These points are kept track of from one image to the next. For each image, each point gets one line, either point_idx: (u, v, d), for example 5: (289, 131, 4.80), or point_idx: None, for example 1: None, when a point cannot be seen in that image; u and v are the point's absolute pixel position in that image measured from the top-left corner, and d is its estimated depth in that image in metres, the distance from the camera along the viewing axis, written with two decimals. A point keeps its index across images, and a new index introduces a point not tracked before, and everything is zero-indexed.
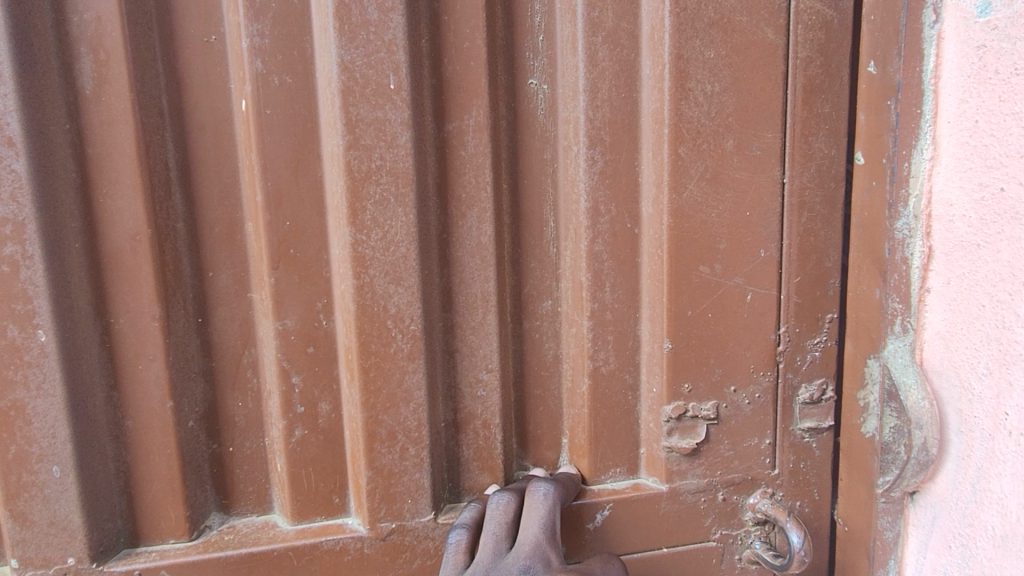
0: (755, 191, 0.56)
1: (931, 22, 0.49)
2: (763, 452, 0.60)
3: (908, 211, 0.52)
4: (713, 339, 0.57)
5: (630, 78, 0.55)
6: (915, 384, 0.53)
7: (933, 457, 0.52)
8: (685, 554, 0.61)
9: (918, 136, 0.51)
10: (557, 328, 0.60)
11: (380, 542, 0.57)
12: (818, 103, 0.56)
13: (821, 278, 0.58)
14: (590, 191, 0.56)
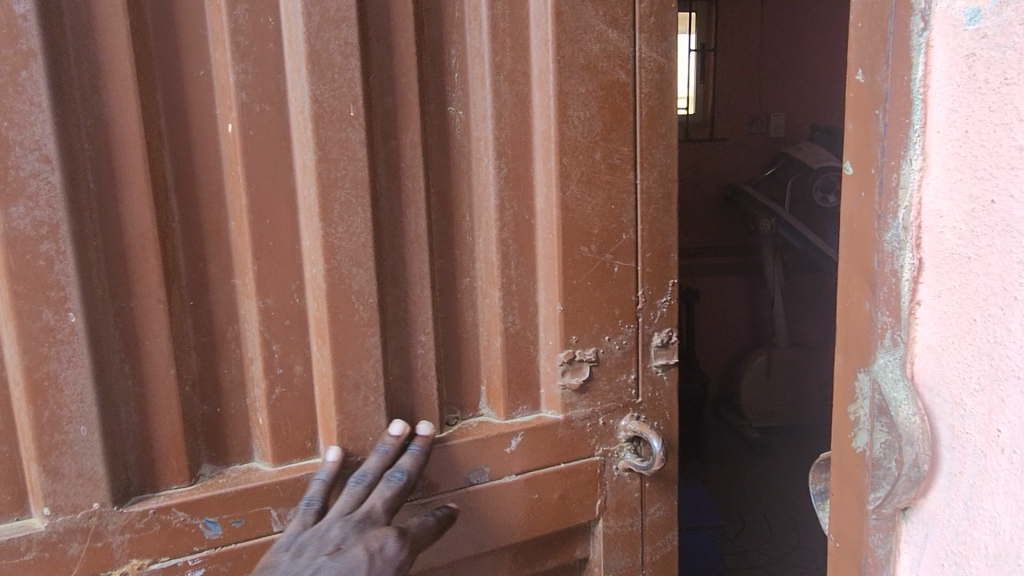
0: (616, 189, 0.96)
1: (919, 30, 0.48)
2: (629, 385, 1.03)
3: (898, 223, 0.50)
4: (594, 284, 0.97)
5: (523, 108, 0.93)
6: (906, 401, 0.51)
7: (925, 473, 0.51)
8: (578, 467, 1.00)
9: (907, 146, 0.49)
10: (474, 295, 0.96)
11: (347, 473, 0.88)
12: (656, 127, 0.98)
13: (664, 253, 1.01)
14: (497, 193, 0.92)
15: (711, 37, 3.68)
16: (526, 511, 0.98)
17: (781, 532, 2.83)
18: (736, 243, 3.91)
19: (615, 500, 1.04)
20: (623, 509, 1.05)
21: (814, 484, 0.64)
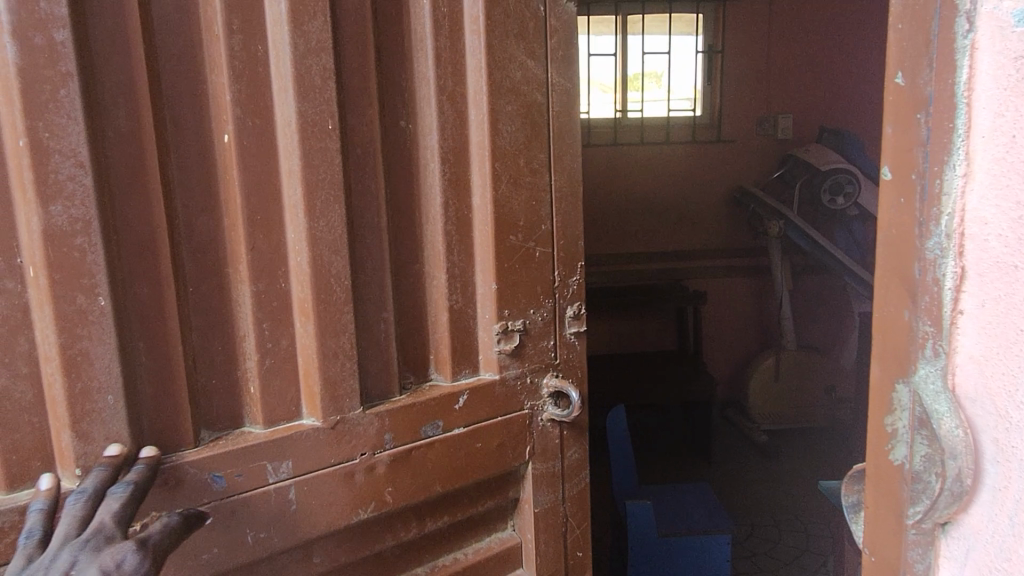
0: (536, 185, 1.01)
1: (964, 32, 0.46)
2: (549, 350, 1.06)
3: (941, 230, 0.49)
4: (520, 270, 1.01)
5: (462, 120, 0.95)
6: (948, 413, 0.49)
7: (967, 487, 0.49)
8: (511, 420, 1.02)
9: (950, 152, 0.48)
10: (424, 285, 0.97)
11: (330, 430, 0.87)
12: (563, 132, 1.03)
13: (573, 240, 1.07)
14: (443, 196, 0.95)
15: (718, 39, 3.67)
16: (469, 459, 0.99)
17: (789, 535, 2.80)
18: (743, 246, 3.88)
19: (545, 449, 1.07)
20: (553, 456, 1.08)
21: (846, 496, 0.62)
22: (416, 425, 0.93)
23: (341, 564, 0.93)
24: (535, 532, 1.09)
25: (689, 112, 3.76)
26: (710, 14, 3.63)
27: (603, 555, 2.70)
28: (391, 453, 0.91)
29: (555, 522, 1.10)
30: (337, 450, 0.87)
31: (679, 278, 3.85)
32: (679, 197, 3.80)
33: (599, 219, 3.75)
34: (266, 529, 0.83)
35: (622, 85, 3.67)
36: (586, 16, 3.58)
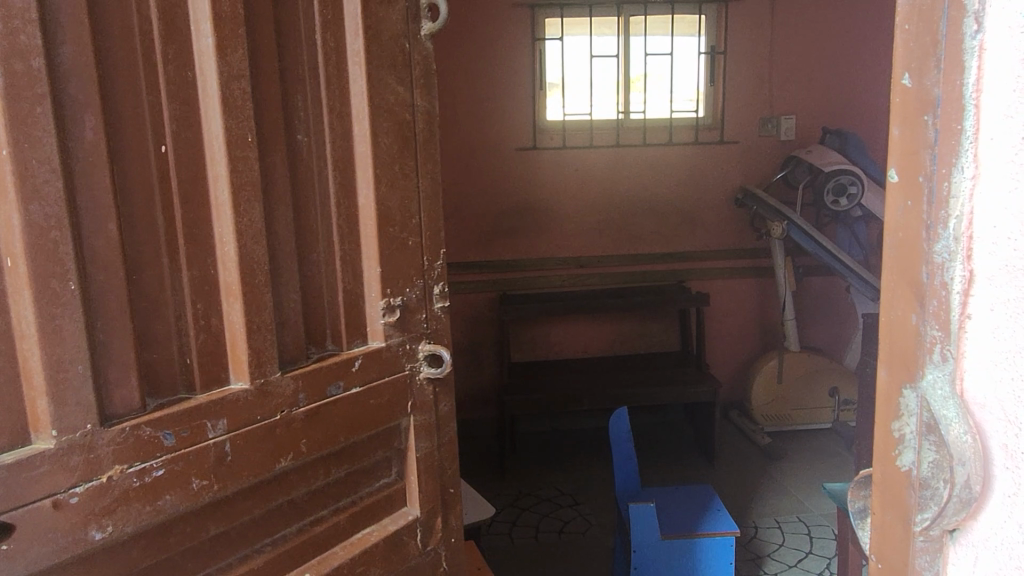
0: (409, 181, 1.03)
1: (972, 33, 0.46)
2: (423, 321, 1.08)
3: (948, 234, 0.48)
4: (397, 259, 1.03)
5: (349, 130, 0.97)
6: (957, 418, 0.49)
7: (977, 494, 0.48)
8: (396, 379, 1.04)
9: (958, 154, 0.47)
10: (324, 276, 0.97)
11: (255, 389, 0.86)
12: (427, 134, 1.06)
13: (437, 227, 1.10)
14: (335, 197, 0.96)
15: (720, 41, 3.66)
16: (366, 413, 1.00)
17: (793, 538, 2.78)
18: (746, 247, 3.87)
19: (429, 406, 1.10)
20: (436, 410, 1.11)
21: (853, 502, 0.62)
22: (324, 382, 0.94)
23: (263, 523, 0.91)
24: (419, 479, 1.10)
25: (692, 114, 3.75)
26: (712, 15, 3.63)
27: (605, 558, 2.69)
28: (307, 407, 0.92)
29: (435, 469, 1.13)
30: (264, 408, 0.87)
31: (682, 278, 3.86)
32: (682, 199, 3.79)
33: (601, 220, 3.75)
34: (209, 479, 0.82)
35: (624, 87, 3.66)
36: (588, 17, 3.57)
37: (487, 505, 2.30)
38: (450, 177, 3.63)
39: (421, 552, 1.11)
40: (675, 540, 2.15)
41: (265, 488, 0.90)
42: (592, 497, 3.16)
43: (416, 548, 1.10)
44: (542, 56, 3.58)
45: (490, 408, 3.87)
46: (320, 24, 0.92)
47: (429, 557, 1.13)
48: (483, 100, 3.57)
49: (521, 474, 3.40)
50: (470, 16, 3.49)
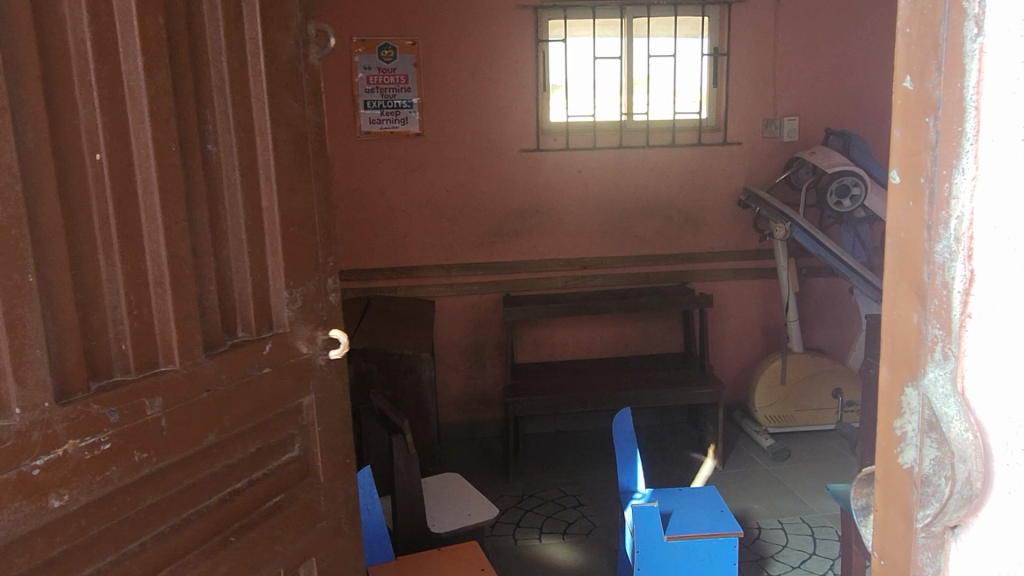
0: (305, 184, 1.09)
1: (972, 36, 0.46)
2: (324, 311, 1.13)
3: (949, 234, 0.49)
4: (298, 255, 1.08)
5: (255, 138, 1.01)
6: (957, 416, 0.49)
7: (978, 491, 0.49)
8: (302, 360, 1.08)
9: (959, 155, 0.48)
10: (235, 273, 1.01)
11: (187, 369, 0.90)
12: (321, 141, 1.13)
13: (331, 227, 1.16)
14: (244, 198, 1.00)
15: (723, 43, 3.67)
16: (276, 391, 1.03)
17: (797, 539, 2.79)
18: (750, 248, 3.87)
19: (330, 384, 1.14)
20: (336, 386, 1.16)
21: (856, 499, 0.62)
22: (241, 361, 0.98)
23: (193, 497, 0.93)
24: (321, 448, 1.14)
25: (696, 115, 3.75)
26: (715, 16, 3.63)
27: (609, 559, 2.70)
28: (229, 384, 0.95)
29: (337, 438, 1.18)
30: (193, 386, 0.90)
31: (684, 280, 3.86)
32: (686, 200, 3.79)
33: (605, 221, 3.76)
34: (148, 453, 0.84)
35: (627, 87, 3.67)
36: (591, 19, 3.58)
37: (491, 506, 2.32)
38: (454, 179, 3.64)
39: (326, 514, 1.16)
40: (680, 541, 2.15)
41: (194, 462, 0.92)
42: (595, 497, 3.17)
43: (320, 511, 1.15)
44: (545, 58, 3.59)
45: (495, 410, 3.88)
46: (235, 41, 0.97)
47: (333, 520, 1.18)
48: (487, 102, 3.59)
49: (525, 475, 3.41)
50: (473, 19, 3.50)
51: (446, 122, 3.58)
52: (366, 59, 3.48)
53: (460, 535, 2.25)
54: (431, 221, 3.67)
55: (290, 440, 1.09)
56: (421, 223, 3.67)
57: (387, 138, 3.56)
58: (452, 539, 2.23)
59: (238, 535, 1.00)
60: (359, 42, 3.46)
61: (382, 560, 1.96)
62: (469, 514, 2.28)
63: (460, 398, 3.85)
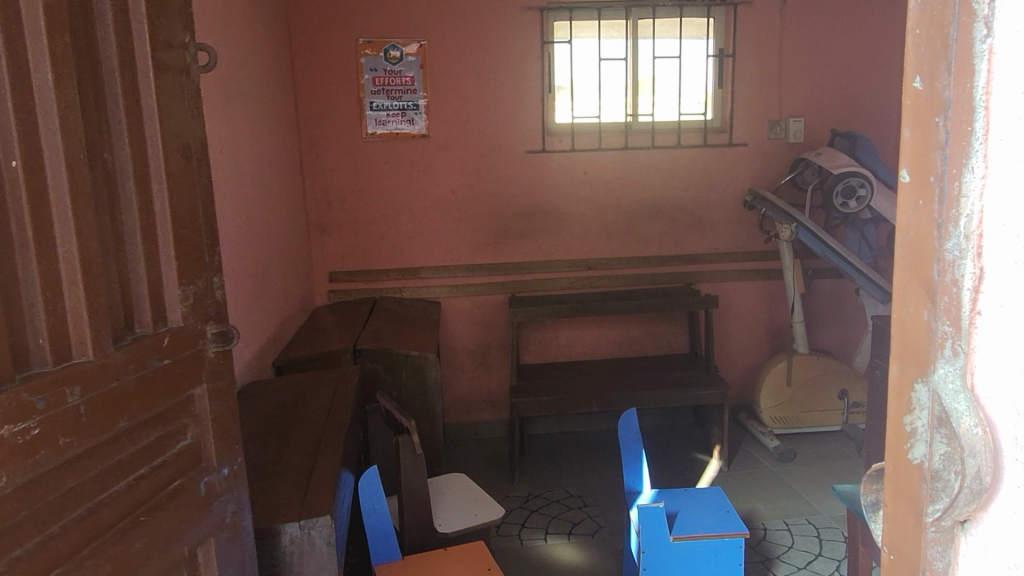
0: (191, 188, 1.11)
1: (982, 37, 0.47)
2: (209, 309, 1.15)
3: (958, 232, 0.50)
4: (188, 257, 1.10)
5: (145, 144, 1.03)
6: (967, 412, 0.50)
7: (987, 486, 0.49)
8: (194, 353, 1.10)
9: (968, 154, 0.49)
10: (134, 274, 1.01)
11: (100, 358, 0.91)
12: (200, 146, 1.14)
13: (213, 229, 1.17)
14: (139, 203, 1.01)
15: (728, 44, 3.67)
16: (173, 380, 1.04)
17: (802, 540, 2.79)
18: (755, 249, 3.87)
19: (219, 375, 1.16)
20: (224, 376, 1.17)
21: (866, 496, 0.63)
22: (143, 354, 0.99)
23: (105, 483, 0.93)
24: (211, 435, 1.14)
25: (701, 116, 3.76)
26: (721, 18, 3.64)
27: (615, 560, 2.70)
28: (134, 374, 0.97)
29: (224, 425, 1.18)
30: (107, 375, 0.92)
31: (690, 281, 3.86)
32: (692, 201, 3.80)
33: (611, 223, 3.77)
34: (71, 438, 0.86)
35: (633, 88, 3.67)
36: (597, 20, 3.59)
37: (496, 506, 2.33)
38: (459, 180, 3.65)
39: (218, 497, 1.16)
40: (685, 541, 2.15)
41: (106, 449, 0.93)
42: (600, 498, 3.18)
43: (214, 494, 1.15)
44: (551, 59, 3.60)
45: (500, 410, 3.89)
46: (125, 55, 0.99)
47: (224, 503, 1.18)
48: (492, 103, 3.60)
49: (531, 475, 3.42)
50: (479, 21, 3.52)
51: (451, 123, 3.60)
52: (372, 61, 3.50)
53: (465, 535, 2.25)
54: (437, 222, 3.68)
55: (182, 430, 1.08)
56: (427, 224, 3.68)
57: (392, 139, 3.58)
58: (457, 539, 2.24)
59: (148, 516, 1.00)
60: (366, 43, 3.48)
61: (388, 560, 1.97)
62: (474, 515, 2.29)
63: (465, 399, 3.86)
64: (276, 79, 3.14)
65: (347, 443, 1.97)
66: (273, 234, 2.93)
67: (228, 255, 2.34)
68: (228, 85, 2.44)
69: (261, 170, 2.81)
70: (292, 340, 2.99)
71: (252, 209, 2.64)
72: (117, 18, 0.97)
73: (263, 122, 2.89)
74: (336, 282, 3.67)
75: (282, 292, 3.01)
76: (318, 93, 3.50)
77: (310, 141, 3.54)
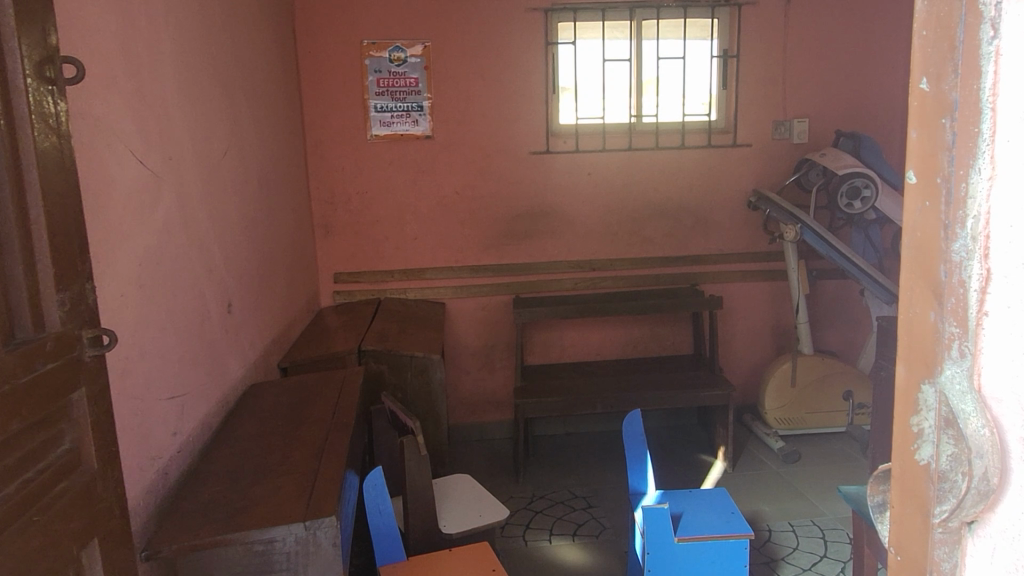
0: (63, 195, 1.09)
1: (988, 39, 0.47)
2: (82, 314, 1.14)
3: (966, 233, 0.50)
4: (65, 264, 1.08)
5: (21, 152, 1.00)
6: (975, 413, 0.50)
7: (994, 487, 0.49)
8: (72, 357, 1.09)
9: (975, 155, 0.49)
10: (17, 281, 0.99)
11: None
12: (69, 152, 1.12)
13: (85, 235, 1.16)
14: (18, 212, 0.99)
15: (732, 45, 3.67)
16: (55, 384, 1.04)
17: (807, 541, 2.78)
18: (760, 250, 3.87)
19: (95, 377, 1.16)
20: (99, 379, 1.17)
21: (872, 497, 0.63)
22: (29, 358, 0.98)
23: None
24: (92, 437, 1.14)
25: (705, 117, 3.74)
26: (726, 18, 3.64)
27: (620, 561, 2.70)
28: (20, 378, 0.96)
29: (103, 429, 1.18)
30: None
31: (694, 282, 3.85)
32: (696, 203, 3.79)
33: (615, 223, 3.77)
34: None
35: (637, 89, 3.67)
36: (600, 21, 3.59)
37: (500, 507, 2.33)
38: (462, 181, 3.65)
39: (102, 497, 1.16)
40: (690, 543, 2.15)
41: None
42: (605, 499, 3.18)
43: (98, 495, 1.15)
44: (554, 61, 3.60)
45: (505, 411, 3.89)
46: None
47: (108, 503, 1.18)
48: (496, 105, 3.60)
49: (536, 476, 3.42)
50: (482, 22, 3.52)
51: (455, 125, 3.60)
52: (376, 62, 3.50)
53: (470, 536, 2.26)
54: (441, 223, 3.68)
55: (60, 435, 1.08)
56: (431, 225, 3.68)
57: (396, 140, 3.58)
58: (461, 540, 2.24)
59: (39, 515, 0.99)
60: (370, 45, 3.49)
61: (392, 561, 1.97)
62: (479, 515, 2.29)
63: (470, 400, 3.86)
64: (281, 81, 3.15)
65: (352, 444, 1.98)
66: (279, 235, 2.94)
67: (234, 256, 2.35)
68: (233, 87, 2.45)
69: (266, 172, 2.82)
70: (297, 341, 3.01)
71: (257, 210, 2.65)
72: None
73: (268, 124, 2.90)
74: (340, 283, 3.68)
75: (287, 294, 3.02)
76: (323, 95, 3.51)
77: (315, 142, 3.55)
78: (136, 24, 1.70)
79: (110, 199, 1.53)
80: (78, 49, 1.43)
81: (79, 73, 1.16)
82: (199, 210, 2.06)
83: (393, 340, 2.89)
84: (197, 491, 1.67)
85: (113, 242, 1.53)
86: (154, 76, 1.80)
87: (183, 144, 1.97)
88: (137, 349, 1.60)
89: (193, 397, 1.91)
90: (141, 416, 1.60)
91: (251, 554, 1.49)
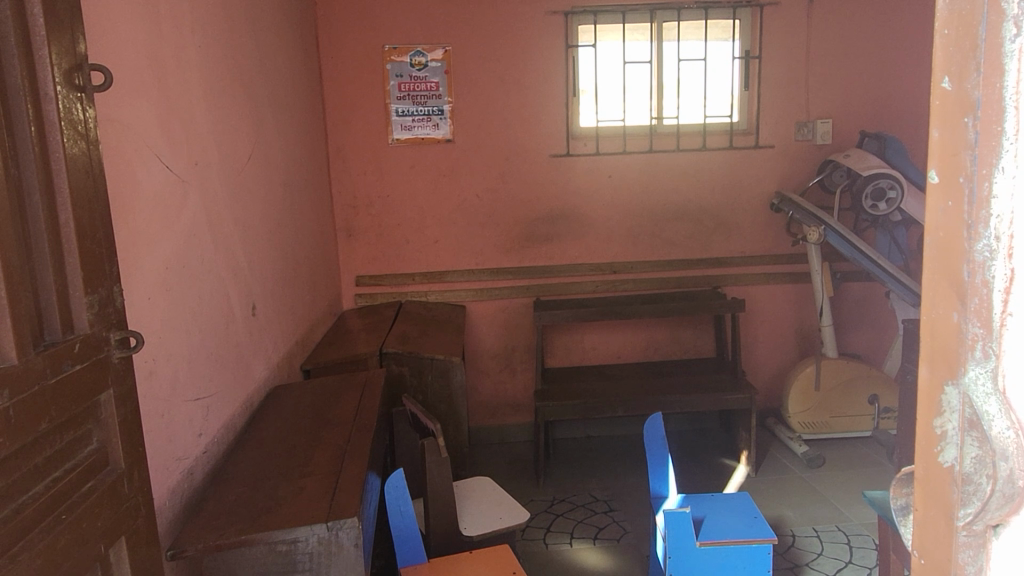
0: (91, 199, 1.12)
1: (1011, 37, 0.46)
2: (111, 317, 1.16)
3: (989, 234, 0.49)
4: (93, 265, 1.11)
5: (50, 158, 1.03)
6: (999, 415, 0.49)
7: (1019, 489, 0.48)
8: (100, 359, 1.12)
9: (997, 155, 0.48)
10: (50, 283, 1.02)
11: (24, 360, 0.93)
12: (95, 157, 1.15)
13: (111, 238, 1.17)
14: (49, 215, 1.02)
15: (755, 45, 3.64)
16: (83, 385, 1.07)
17: (832, 547, 2.74)
18: (782, 252, 3.84)
19: (122, 378, 1.19)
20: (125, 380, 1.20)
21: (895, 500, 0.62)
22: (58, 358, 1.01)
23: (24, 482, 0.95)
24: (118, 437, 1.16)
25: (727, 118, 3.72)
26: (747, 19, 3.62)
27: (641, 565, 2.68)
28: (53, 378, 0.99)
29: (130, 429, 1.20)
30: (29, 376, 0.94)
31: (717, 284, 3.82)
32: (718, 204, 3.77)
33: (636, 225, 3.76)
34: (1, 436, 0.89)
35: (658, 92, 3.65)
36: (621, 24, 3.59)
37: (521, 510, 2.33)
38: (484, 184, 3.67)
39: (128, 496, 1.18)
40: (712, 547, 2.13)
41: (26, 450, 0.95)
42: (626, 502, 3.16)
43: (124, 493, 1.17)
44: (575, 63, 3.61)
45: (526, 414, 3.90)
46: (29, 72, 0.98)
47: (134, 502, 1.20)
48: (518, 108, 3.61)
49: (557, 479, 3.41)
50: (502, 25, 3.53)
51: (476, 128, 3.61)
52: (398, 67, 3.53)
53: (490, 539, 2.26)
54: (462, 226, 3.70)
55: (86, 437, 1.10)
56: (452, 228, 3.70)
57: (418, 144, 3.61)
58: (482, 543, 2.25)
59: (68, 513, 1.02)
60: (392, 50, 3.51)
61: (413, 563, 1.98)
62: (499, 518, 2.29)
63: (491, 402, 3.87)
64: (304, 85, 3.19)
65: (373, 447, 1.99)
66: (301, 238, 2.97)
67: (258, 260, 2.38)
68: (256, 91, 2.48)
69: (290, 177, 2.85)
70: (320, 344, 3.03)
71: (281, 215, 2.69)
72: (20, 35, 0.97)
73: (291, 126, 2.93)
74: (363, 286, 3.71)
75: (310, 296, 3.05)
76: (345, 100, 3.55)
77: (337, 147, 3.58)
78: (162, 31, 1.74)
79: (137, 202, 1.56)
80: (105, 55, 1.46)
81: (107, 79, 1.18)
82: (224, 214, 2.09)
83: (414, 343, 2.90)
84: (221, 492, 1.69)
85: (140, 246, 1.55)
86: (181, 81, 1.84)
87: (208, 149, 2.00)
88: (163, 351, 1.63)
89: (217, 399, 1.93)
90: (167, 417, 1.63)
91: (275, 554, 1.51)
